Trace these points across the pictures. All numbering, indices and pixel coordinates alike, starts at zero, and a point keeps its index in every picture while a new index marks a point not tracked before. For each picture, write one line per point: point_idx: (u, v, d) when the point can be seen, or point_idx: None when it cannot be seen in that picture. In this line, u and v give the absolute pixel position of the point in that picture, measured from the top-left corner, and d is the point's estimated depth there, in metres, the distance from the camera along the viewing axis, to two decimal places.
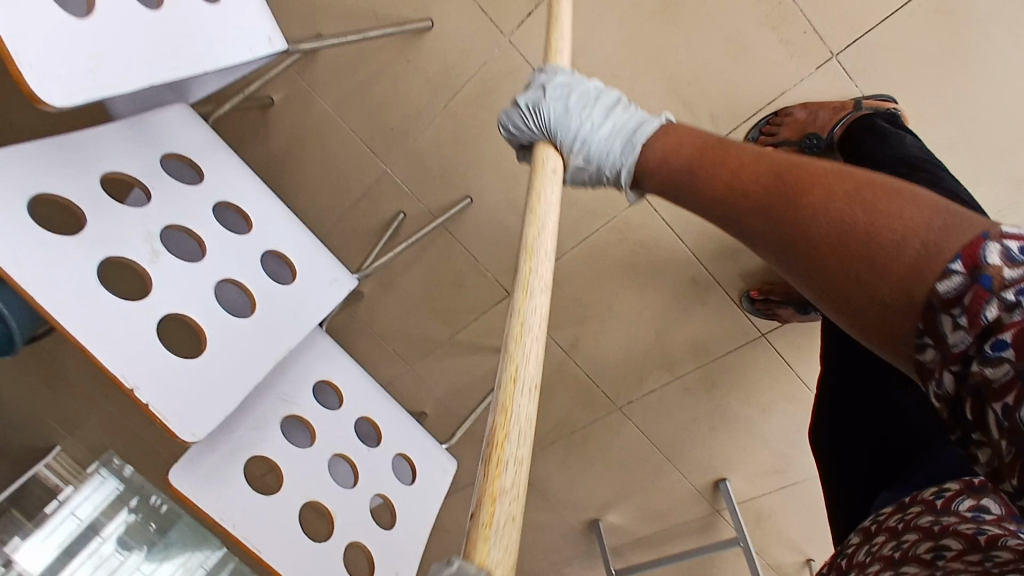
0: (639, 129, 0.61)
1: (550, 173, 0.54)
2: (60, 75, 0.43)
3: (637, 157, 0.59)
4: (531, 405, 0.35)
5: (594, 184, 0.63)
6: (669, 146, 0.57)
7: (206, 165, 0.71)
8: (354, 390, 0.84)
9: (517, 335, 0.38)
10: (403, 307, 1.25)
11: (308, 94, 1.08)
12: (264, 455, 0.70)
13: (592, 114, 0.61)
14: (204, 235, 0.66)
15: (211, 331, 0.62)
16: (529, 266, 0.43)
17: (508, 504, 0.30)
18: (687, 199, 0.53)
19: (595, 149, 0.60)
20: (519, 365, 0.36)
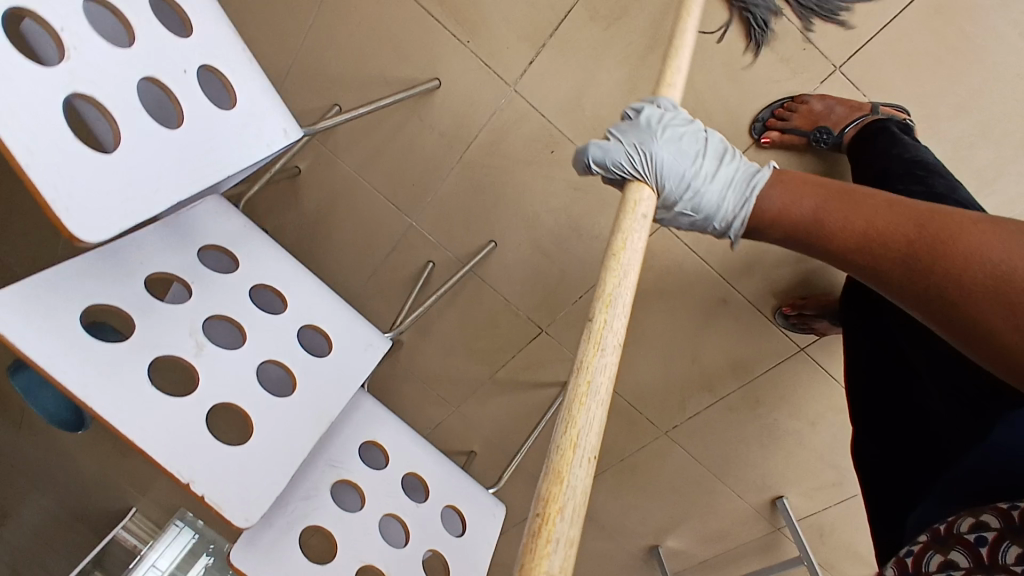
0: (750, 181, 0.68)
1: (641, 217, 0.56)
2: (92, 212, 0.46)
3: (751, 208, 0.67)
4: (586, 478, 0.40)
5: (696, 227, 0.71)
6: (789, 195, 0.65)
7: (240, 252, 0.75)
8: (399, 446, 0.86)
9: (581, 399, 0.43)
10: (441, 352, 1.27)
11: (330, 159, 1.12)
12: (318, 524, 0.73)
13: (706, 166, 0.68)
14: (244, 321, 0.70)
15: (257, 415, 0.65)
16: (603, 318, 0.47)
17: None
18: (819, 244, 0.61)
19: (708, 200, 0.68)
20: (579, 434, 0.41)
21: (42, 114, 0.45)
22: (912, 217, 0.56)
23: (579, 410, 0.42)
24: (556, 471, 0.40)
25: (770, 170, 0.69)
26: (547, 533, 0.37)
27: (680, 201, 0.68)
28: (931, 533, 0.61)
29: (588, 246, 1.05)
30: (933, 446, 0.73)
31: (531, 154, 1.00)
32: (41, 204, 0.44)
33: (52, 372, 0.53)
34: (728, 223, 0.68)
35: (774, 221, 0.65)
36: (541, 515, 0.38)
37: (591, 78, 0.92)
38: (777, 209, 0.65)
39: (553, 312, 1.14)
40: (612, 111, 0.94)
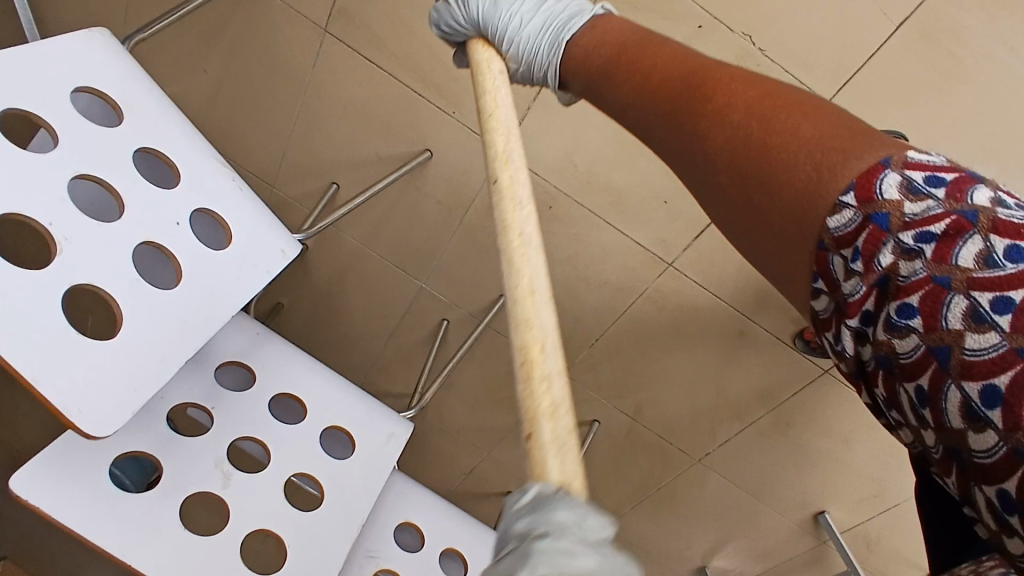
0: (568, 22, 0.63)
1: (496, 74, 0.56)
2: (102, 408, 0.50)
3: (563, 55, 0.62)
4: (551, 316, 0.40)
5: (523, 82, 0.66)
6: (588, 44, 0.61)
7: (256, 364, 0.77)
8: (434, 525, 0.88)
9: (518, 252, 0.43)
10: (467, 403, 1.28)
11: (334, 234, 1.13)
12: None
13: (523, 8, 0.63)
14: (266, 438, 0.72)
15: (289, 535, 0.67)
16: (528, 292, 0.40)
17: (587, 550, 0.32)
18: (602, 97, 0.58)
19: (524, 46, 0.62)
20: (531, 282, 0.41)
21: (49, 324, 0.48)
22: (681, 68, 0.54)
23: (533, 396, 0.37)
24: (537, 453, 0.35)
25: (593, 14, 0.64)
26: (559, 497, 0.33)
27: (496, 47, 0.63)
28: None
29: (598, 292, 1.06)
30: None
31: None
32: (55, 412, 0.47)
33: (88, 535, 0.55)
34: (542, 65, 0.63)
35: (574, 71, 0.62)
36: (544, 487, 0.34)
37: (579, 134, 0.92)
38: (579, 57, 0.61)
39: (572, 357, 1.15)
40: (604, 165, 0.94)
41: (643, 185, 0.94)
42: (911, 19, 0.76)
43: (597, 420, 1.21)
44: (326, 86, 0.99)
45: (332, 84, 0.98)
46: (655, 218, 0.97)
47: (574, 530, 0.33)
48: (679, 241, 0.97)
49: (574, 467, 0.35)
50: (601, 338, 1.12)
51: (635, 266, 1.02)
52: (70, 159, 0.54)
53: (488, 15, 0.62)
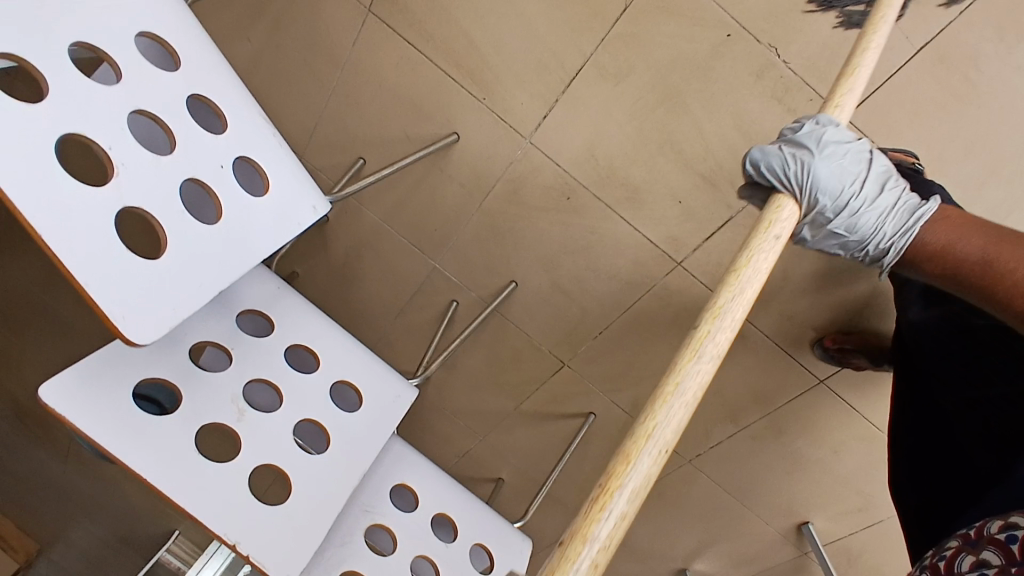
0: (914, 212, 0.69)
1: (772, 239, 0.54)
2: (141, 319, 0.54)
3: (911, 238, 0.69)
4: (684, 406, 0.44)
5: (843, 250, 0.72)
6: (951, 231, 0.67)
7: (275, 314, 0.80)
8: (428, 490, 0.91)
9: (696, 342, 0.47)
10: (468, 384, 1.32)
11: (356, 208, 1.17)
12: (354, 569, 0.77)
13: (868, 191, 0.69)
14: (280, 383, 0.75)
15: (294, 473, 0.70)
16: (708, 327, 0.47)
17: (592, 556, 0.37)
18: (967, 281, 0.62)
19: (867, 226, 0.69)
20: (683, 370, 0.45)
21: (99, 240, 0.53)
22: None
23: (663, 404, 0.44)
24: (626, 452, 0.41)
25: (933, 205, 0.70)
26: (602, 504, 0.39)
27: (834, 223, 0.69)
28: (962, 537, 0.70)
29: (606, 285, 1.09)
30: (973, 459, 0.79)
31: (548, 201, 1.05)
32: (102, 317, 0.52)
33: (107, 446, 0.59)
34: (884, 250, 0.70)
35: (929, 255, 0.68)
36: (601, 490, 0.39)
37: (601, 129, 0.96)
38: (937, 244, 0.67)
39: (575, 347, 1.18)
40: (624, 160, 0.97)
41: (659, 184, 0.97)
42: (932, 42, 0.79)
43: (594, 413, 1.24)
44: (365, 63, 1.03)
45: (372, 62, 1.02)
46: (669, 217, 1.00)
47: None
48: (689, 241, 1.01)
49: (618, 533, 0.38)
50: (606, 330, 1.14)
51: (644, 262, 1.05)
52: (128, 93, 0.58)
53: (828, 192, 0.66)
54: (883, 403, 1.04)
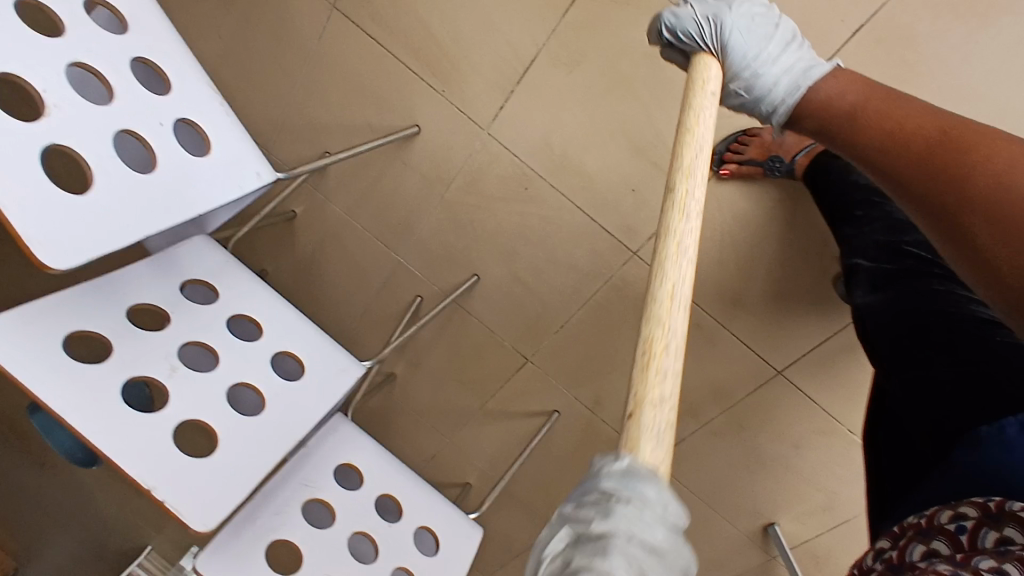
0: (808, 73, 0.73)
1: (708, 93, 0.61)
2: (64, 248, 0.56)
3: (803, 95, 0.72)
4: (688, 268, 0.47)
5: (745, 111, 0.76)
6: (836, 89, 0.70)
7: (222, 285, 0.82)
8: (374, 467, 0.90)
9: (681, 212, 0.50)
10: (435, 382, 1.32)
11: (323, 202, 1.19)
12: (285, 538, 0.77)
13: (770, 50, 0.72)
14: (217, 346, 0.76)
15: (222, 429, 0.71)
16: (686, 186, 0.52)
17: (665, 413, 0.41)
18: (842, 139, 0.67)
19: (763, 82, 0.72)
20: (680, 238, 0.49)
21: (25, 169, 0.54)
22: (937, 129, 0.60)
23: (670, 263, 0.48)
24: (658, 317, 0.45)
25: (830, 66, 0.73)
26: (656, 367, 0.42)
27: (734, 79, 0.73)
28: (914, 526, 0.62)
29: (565, 277, 1.10)
30: (915, 443, 0.73)
31: (506, 192, 1.06)
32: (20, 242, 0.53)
33: (28, 383, 0.59)
34: (773, 110, 0.73)
35: (814, 109, 0.71)
36: (648, 355, 0.43)
37: (555, 118, 0.98)
38: (821, 100, 0.71)
39: (537, 342, 1.18)
40: (578, 149, 0.99)
41: (613, 172, 0.99)
42: (867, 24, 0.82)
43: (557, 410, 1.23)
44: (331, 57, 1.06)
45: (338, 56, 1.06)
46: (623, 206, 1.01)
47: (655, 507, 0.40)
48: (644, 230, 1.02)
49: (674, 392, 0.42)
50: (567, 324, 1.15)
51: (601, 252, 1.06)
52: (70, 43, 0.61)
53: (730, 43, 0.70)
54: (839, 394, 1.04)
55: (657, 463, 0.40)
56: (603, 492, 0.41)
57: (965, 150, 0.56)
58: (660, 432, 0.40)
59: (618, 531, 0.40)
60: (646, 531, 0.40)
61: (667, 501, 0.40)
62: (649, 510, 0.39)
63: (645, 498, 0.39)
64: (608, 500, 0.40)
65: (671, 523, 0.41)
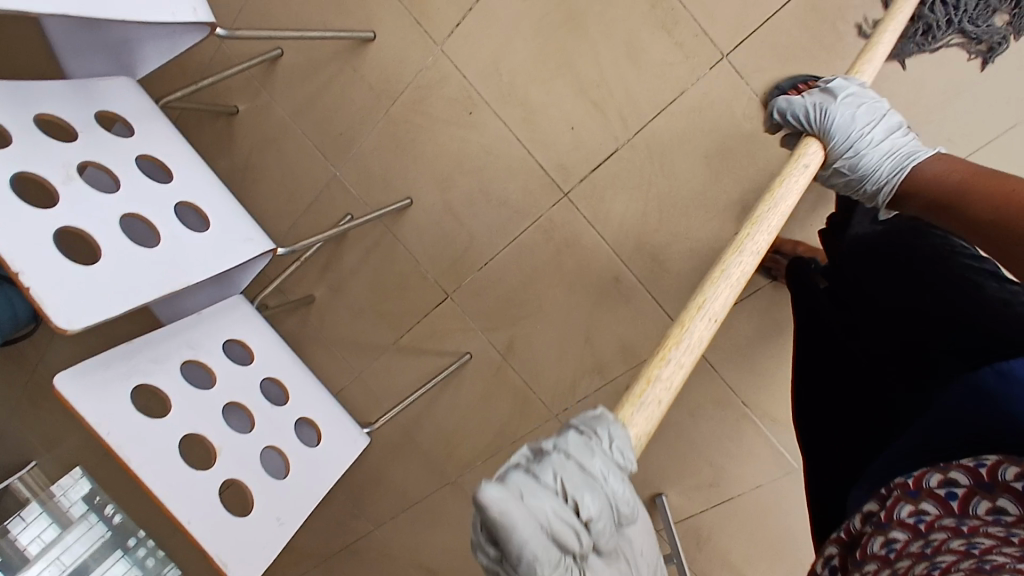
0: (912, 155, 0.74)
1: (803, 167, 0.65)
2: None
3: (904, 178, 0.73)
4: (705, 327, 0.53)
5: (850, 189, 0.77)
6: (944, 168, 0.69)
7: (139, 127, 0.80)
8: (266, 352, 0.88)
9: (716, 278, 0.55)
10: (352, 311, 1.29)
11: (269, 103, 1.18)
12: (156, 384, 0.73)
13: (874, 133, 0.74)
14: (120, 173, 0.73)
15: (108, 247, 0.67)
16: (750, 232, 0.58)
17: (657, 392, 0.50)
18: (949, 212, 0.66)
19: (865, 164, 0.74)
20: (706, 299, 0.54)
21: None
22: None
23: (712, 287, 0.55)
24: (683, 321, 0.53)
25: (932, 152, 0.74)
26: (664, 355, 0.51)
27: (838, 157, 0.75)
28: (898, 486, 0.55)
29: (496, 211, 1.10)
30: (889, 410, 0.68)
31: (450, 114, 1.07)
32: None
33: None
34: (878, 189, 0.74)
35: (922, 186, 0.70)
36: (660, 345, 0.51)
37: (507, 44, 1.00)
38: (928, 177, 0.70)
39: (459, 278, 1.18)
40: (525, 79, 1.01)
41: (556, 107, 1.01)
42: None
43: (469, 353, 1.22)
44: None
45: None
46: (561, 143, 1.03)
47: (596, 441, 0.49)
48: (577, 171, 1.03)
49: (668, 397, 0.50)
50: (491, 261, 1.14)
51: (534, 190, 1.07)
52: None
53: (841, 128, 0.72)
54: (738, 363, 1.07)
55: (633, 421, 0.49)
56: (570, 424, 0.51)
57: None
58: (646, 403, 0.50)
59: (565, 450, 0.48)
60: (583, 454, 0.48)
61: (616, 437, 0.48)
62: (596, 442, 0.48)
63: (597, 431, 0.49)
64: (567, 431, 0.50)
65: (616, 463, 0.48)
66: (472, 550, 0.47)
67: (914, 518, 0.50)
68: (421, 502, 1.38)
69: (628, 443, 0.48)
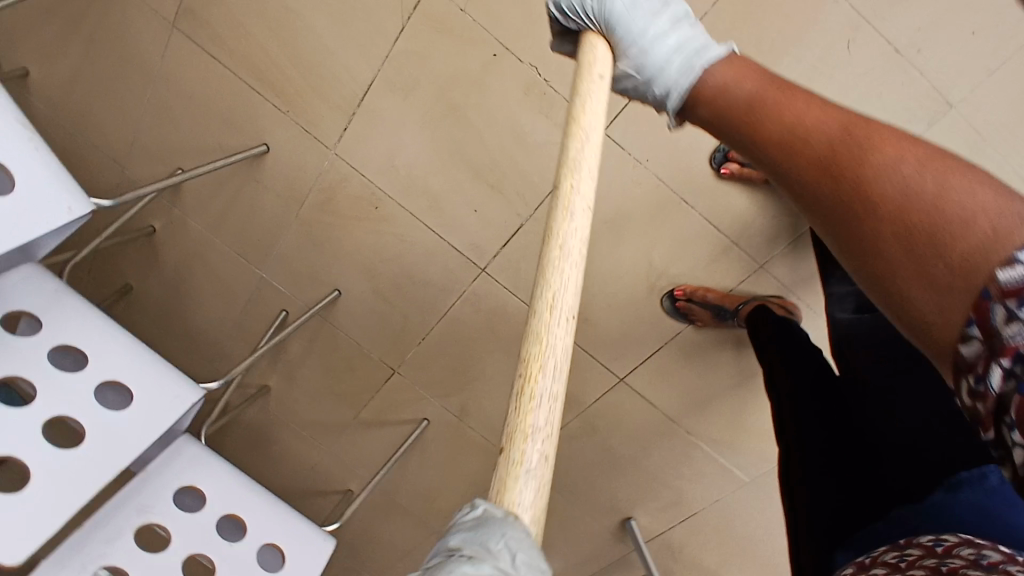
0: (700, 52, 0.61)
1: (597, 78, 0.54)
2: None
3: (693, 80, 0.60)
4: (566, 334, 0.40)
5: (638, 97, 0.64)
6: (732, 73, 0.58)
7: (47, 315, 0.82)
8: (218, 486, 0.93)
9: (556, 260, 0.43)
10: (309, 395, 1.33)
11: (181, 219, 1.19)
12: (113, 564, 0.79)
13: (657, 23, 0.62)
14: (36, 380, 0.76)
15: (37, 465, 0.73)
16: (570, 183, 0.46)
17: (539, 448, 0.36)
18: (733, 130, 0.56)
19: (651, 61, 0.61)
20: (556, 293, 0.42)
21: None
22: (841, 122, 0.50)
23: (553, 272, 0.43)
24: (536, 332, 0.40)
25: (725, 50, 0.60)
26: (530, 391, 0.38)
27: (621, 56, 0.62)
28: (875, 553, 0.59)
29: (423, 291, 1.13)
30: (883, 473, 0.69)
31: (359, 210, 1.09)
32: None
33: None
34: (665, 92, 0.61)
35: (706, 97, 0.58)
36: (522, 380, 0.38)
37: (398, 142, 1.01)
38: (714, 87, 0.58)
39: (402, 354, 1.21)
40: (422, 172, 1.03)
41: (456, 193, 1.03)
42: None
43: (427, 419, 1.27)
44: (170, 75, 1.04)
45: (177, 75, 1.04)
46: (470, 224, 1.05)
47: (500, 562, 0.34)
48: (490, 247, 1.06)
49: (550, 449, 0.37)
50: (429, 335, 1.18)
51: (454, 269, 1.10)
52: None
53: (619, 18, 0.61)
54: (677, 399, 1.10)
55: (523, 505, 0.35)
56: (452, 548, 0.36)
57: (936, 173, 0.42)
58: (531, 471, 0.36)
59: None
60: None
61: (518, 550, 0.33)
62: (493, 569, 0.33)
63: (487, 549, 0.34)
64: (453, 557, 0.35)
65: None
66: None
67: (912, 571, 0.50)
68: (414, 550, 1.45)
69: (531, 547, 0.34)
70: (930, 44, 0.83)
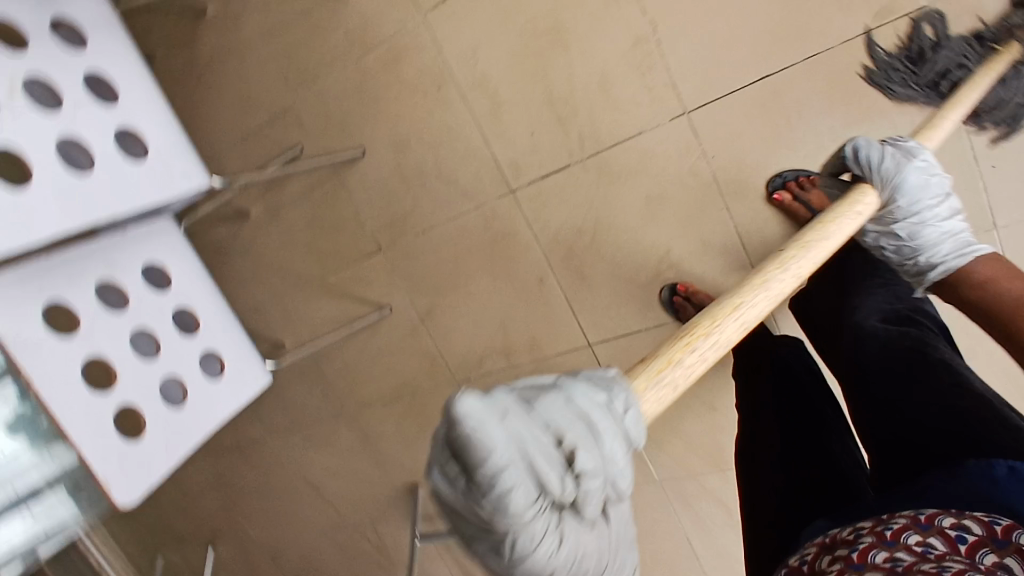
0: (970, 247, 0.73)
1: (856, 212, 0.62)
2: None
3: (961, 264, 0.72)
4: (735, 331, 0.49)
5: (897, 255, 0.77)
6: (1001, 272, 0.69)
7: (93, 37, 0.78)
8: (183, 277, 0.92)
9: (757, 285, 0.52)
10: (286, 239, 1.31)
11: (241, 16, 1.16)
12: (67, 301, 0.77)
13: (939, 208, 0.74)
14: (64, 91, 0.73)
15: (39, 172, 0.69)
16: (794, 253, 0.55)
17: (678, 375, 0.45)
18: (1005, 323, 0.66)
19: (924, 238, 0.74)
20: (742, 302, 0.50)
21: None
22: None
23: (750, 291, 0.51)
24: (714, 314, 0.49)
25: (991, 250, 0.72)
26: (690, 344, 0.47)
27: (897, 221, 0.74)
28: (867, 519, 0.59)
29: (443, 187, 1.13)
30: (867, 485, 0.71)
31: (419, 84, 1.08)
32: None
33: None
34: (931, 266, 0.74)
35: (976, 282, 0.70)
36: (688, 332, 0.47)
37: (486, 37, 1.02)
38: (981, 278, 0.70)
39: (395, 237, 1.21)
40: (496, 75, 1.03)
41: (521, 109, 1.03)
42: (772, 77, 0.90)
43: (390, 307, 1.27)
44: None
45: None
46: (518, 143, 1.05)
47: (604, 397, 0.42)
48: (528, 173, 1.06)
49: (673, 394, 0.45)
50: (429, 230, 1.18)
51: (483, 179, 1.10)
52: None
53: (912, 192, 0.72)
54: None
55: (649, 403, 0.44)
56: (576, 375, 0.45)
57: None
58: (663, 382, 0.45)
59: (569, 394, 0.41)
60: (593, 408, 0.41)
61: (631, 405, 0.42)
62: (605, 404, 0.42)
63: (610, 389, 0.42)
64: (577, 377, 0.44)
65: (622, 433, 0.41)
66: (428, 469, 0.39)
67: (921, 548, 0.52)
68: (318, 424, 1.46)
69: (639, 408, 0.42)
70: (1005, 164, 0.86)
